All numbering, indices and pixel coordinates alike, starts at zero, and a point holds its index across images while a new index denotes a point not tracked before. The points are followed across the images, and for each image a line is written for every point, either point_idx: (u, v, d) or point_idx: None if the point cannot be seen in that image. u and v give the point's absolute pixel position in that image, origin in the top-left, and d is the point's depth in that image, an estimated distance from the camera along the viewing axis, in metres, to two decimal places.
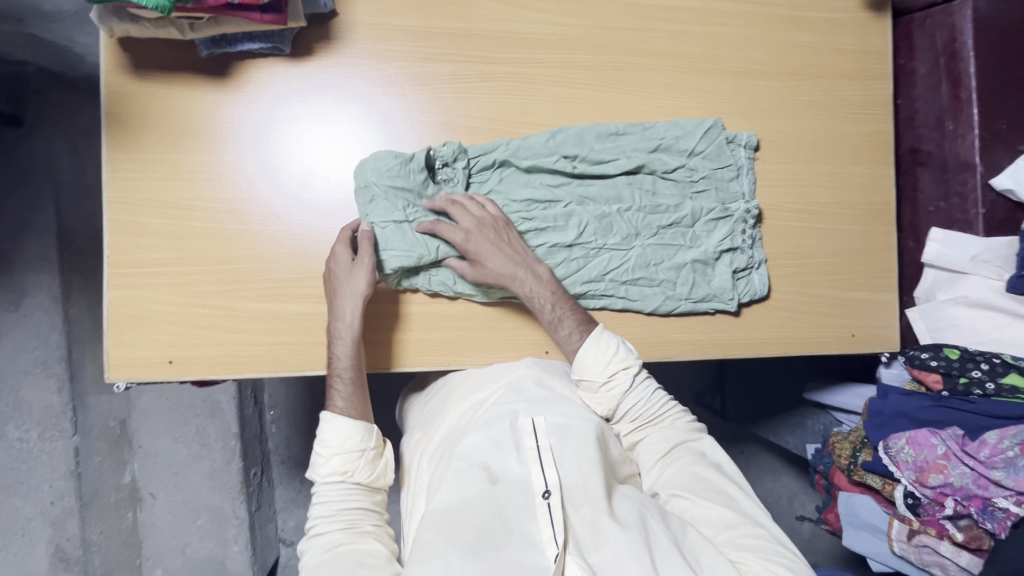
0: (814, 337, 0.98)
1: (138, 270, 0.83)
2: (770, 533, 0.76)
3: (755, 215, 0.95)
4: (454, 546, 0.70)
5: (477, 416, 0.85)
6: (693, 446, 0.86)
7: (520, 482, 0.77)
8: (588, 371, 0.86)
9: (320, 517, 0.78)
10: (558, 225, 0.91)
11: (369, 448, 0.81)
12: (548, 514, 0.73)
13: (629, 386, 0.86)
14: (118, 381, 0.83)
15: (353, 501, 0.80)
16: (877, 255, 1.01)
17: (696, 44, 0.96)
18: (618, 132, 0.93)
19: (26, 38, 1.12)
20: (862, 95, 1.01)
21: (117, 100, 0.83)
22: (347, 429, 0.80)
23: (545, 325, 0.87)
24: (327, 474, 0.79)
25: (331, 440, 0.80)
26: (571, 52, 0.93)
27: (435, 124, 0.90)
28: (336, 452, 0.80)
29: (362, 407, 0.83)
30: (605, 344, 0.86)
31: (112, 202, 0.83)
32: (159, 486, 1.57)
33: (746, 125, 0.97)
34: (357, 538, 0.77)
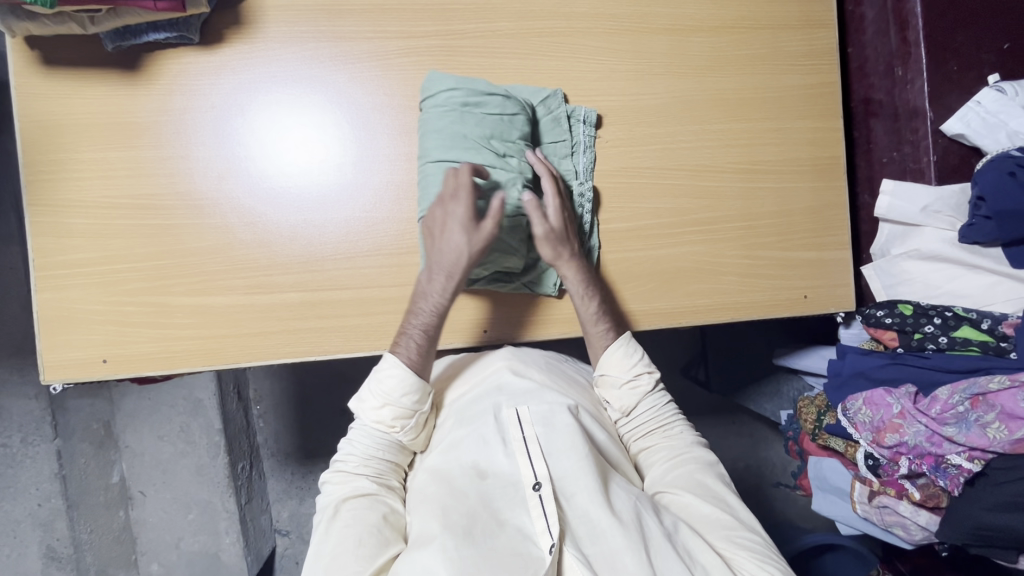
0: (764, 300, 0.96)
1: (65, 272, 0.83)
2: (764, 536, 0.76)
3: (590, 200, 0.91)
4: (451, 537, 0.68)
5: (458, 407, 0.84)
6: (697, 454, 0.85)
7: (510, 476, 0.76)
8: (613, 370, 0.88)
9: (357, 457, 0.80)
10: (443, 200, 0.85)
11: (420, 411, 0.81)
12: (541, 506, 0.72)
13: (650, 390, 0.89)
14: (56, 382, 0.83)
15: (389, 451, 0.82)
16: (828, 212, 0.97)
17: (625, 3, 0.92)
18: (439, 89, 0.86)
19: None
20: (806, 45, 0.96)
21: (29, 100, 0.82)
22: (408, 383, 0.80)
23: (584, 320, 0.88)
24: (376, 420, 0.81)
25: (388, 390, 0.80)
26: (493, 20, 0.90)
27: (341, 99, 0.88)
28: (391, 404, 0.80)
29: (425, 364, 0.82)
30: (634, 348, 0.88)
31: (33, 205, 0.82)
32: (148, 484, 1.61)
33: (684, 84, 0.94)
34: (385, 491, 0.79)
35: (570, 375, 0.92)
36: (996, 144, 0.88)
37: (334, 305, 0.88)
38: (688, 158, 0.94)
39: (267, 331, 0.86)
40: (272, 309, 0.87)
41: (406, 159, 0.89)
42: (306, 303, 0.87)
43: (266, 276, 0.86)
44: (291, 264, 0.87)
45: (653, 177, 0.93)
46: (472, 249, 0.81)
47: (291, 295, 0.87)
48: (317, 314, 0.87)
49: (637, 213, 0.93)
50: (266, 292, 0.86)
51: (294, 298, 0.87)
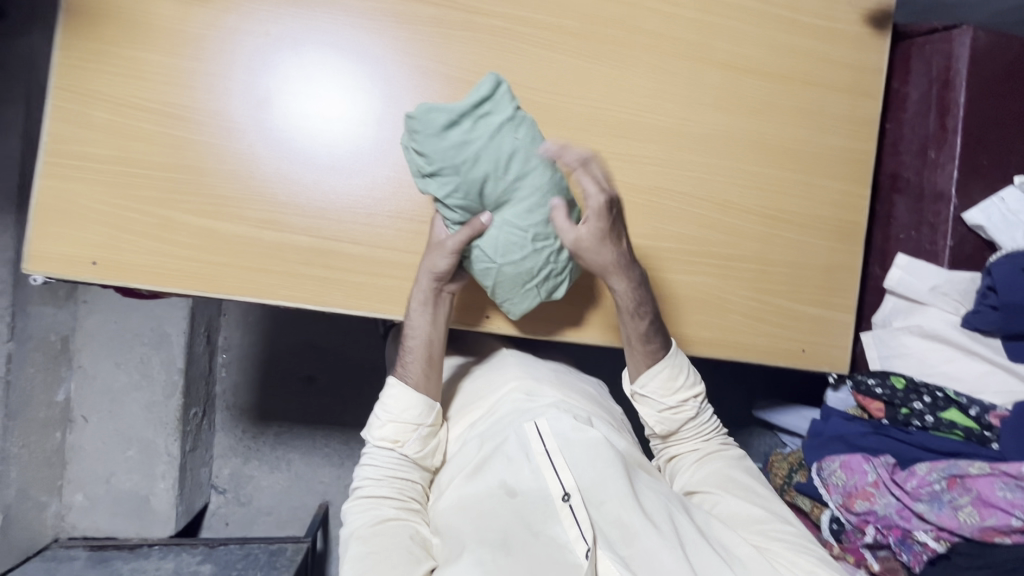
0: (762, 346, 0.96)
1: (76, 165, 0.79)
2: (799, 530, 0.79)
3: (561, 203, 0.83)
4: (485, 549, 0.69)
5: (484, 430, 0.84)
6: (728, 455, 0.90)
7: (539, 490, 0.74)
8: (652, 390, 0.89)
9: (370, 483, 0.81)
10: (512, 248, 0.82)
11: (424, 424, 0.84)
12: (573, 515, 0.72)
13: (693, 413, 0.91)
14: (35, 274, 0.79)
15: (402, 470, 0.83)
16: (841, 275, 0.99)
17: (688, 30, 0.94)
18: (448, 135, 0.74)
19: None
20: (851, 111, 0.99)
21: None
22: (409, 400, 0.84)
23: (631, 334, 0.88)
24: (380, 438, 0.83)
25: (393, 408, 0.83)
26: (559, 16, 0.90)
27: (394, 57, 0.87)
28: (392, 420, 0.84)
29: (429, 383, 0.86)
30: (678, 362, 0.90)
31: (60, 90, 0.79)
32: (92, 411, 1.60)
33: (728, 120, 0.95)
34: (408, 514, 0.80)
35: (579, 390, 0.93)
36: (1011, 242, 0.90)
37: (343, 258, 0.86)
38: (718, 193, 0.95)
39: (268, 269, 0.84)
40: (278, 247, 0.84)
41: None
42: (315, 249, 0.85)
43: (280, 214, 0.84)
44: (308, 208, 0.85)
45: (680, 203, 0.94)
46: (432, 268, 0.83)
47: (301, 238, 0.84)
48: (323, 263, 0.85)
49: (659, 234, 0.94)
50: (276, 230, 0.84)
51: (305, 242, 0.85)
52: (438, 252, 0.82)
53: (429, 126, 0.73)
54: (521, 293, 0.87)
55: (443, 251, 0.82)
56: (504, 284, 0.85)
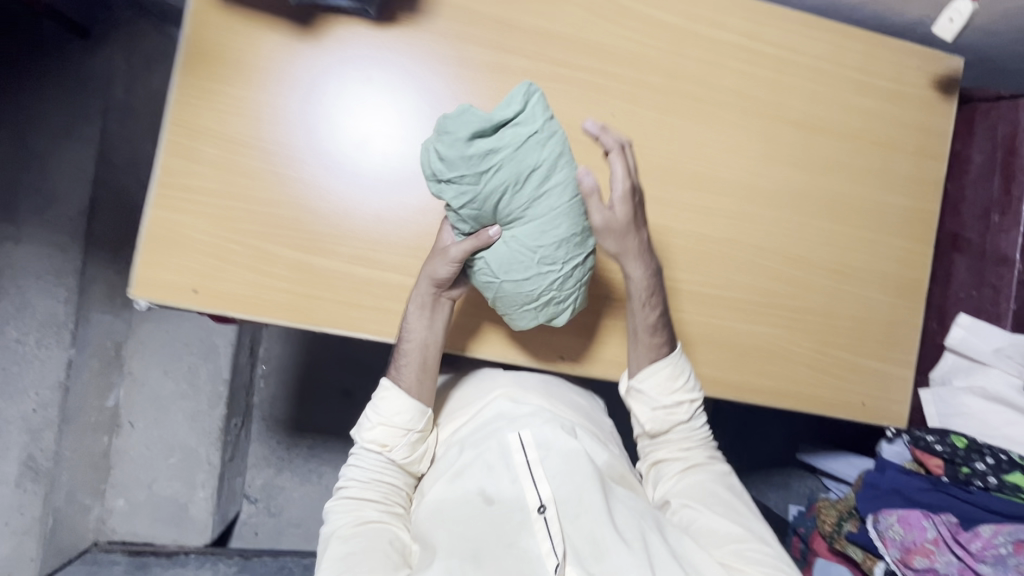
0: (824, 397, 0.99)
1: (185, 196, 0.83)
2: (778, 552, 0.81)
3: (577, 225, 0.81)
4: (457, 556, 0.74)
5: (467, 437, 0.87)
6: (713, 466, 0.92)
7: (516, 499, 0.79)
8: (652, 388, 0.91)
9: (357, 484, 0.86)
10: (519, 266, 0.81)
11: (414, 430, 0.87)
12: (545, 527, 0.76)
13: (688, 416, 0.93)
14: (140, 299, 0.82)
15: (387, 474, 0.87)
16: (902, 331, 1.01)
17: (763, 89, 0.97)
18: (469, 142, 0.74)
19: None
20: (916, 172, 1.02)
21: (200, 28, 0.84)
22: (401, 404, 0.86)
23: (640, 326, 0.89)
24: (370, 440, 0.87)
25: (383, 411, 0.87)
26: (642, 71, 0.94)
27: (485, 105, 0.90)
28: (383, 423, 0.87)
29: (421, 389, 0.88)
30: (682, 366, 0.91)
31: (173, 125, 0.83)
32: (140, 417, 1.57)
33: (799, 176, 0.98)
34: (390, 518, 0.84)
35: (570, 401, 0.95)
36: None
37: None
38: (787, 247, 0.98)
39: (357, 303, 0.87)
40: (367, 283, 0.87)
41: None
42: (402, 286, 0.88)
43: (372, 252, 0.87)
44: (398, 247, 0.88)
45: (750, 255, 0.97)
46: (434, 277, 0.83)
47: (390, 275, 0.88)
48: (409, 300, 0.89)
49: (729, 284, 0.96)
50: (367, 266, 0.87)
51: (393, 279, 0.88)
52: (443, 260, 0.82)
53: (450, 135, 0.74)
54: (525, 310, 0.85)
55: (439, 266, 0.83)
56: (505, 299, 0.85)
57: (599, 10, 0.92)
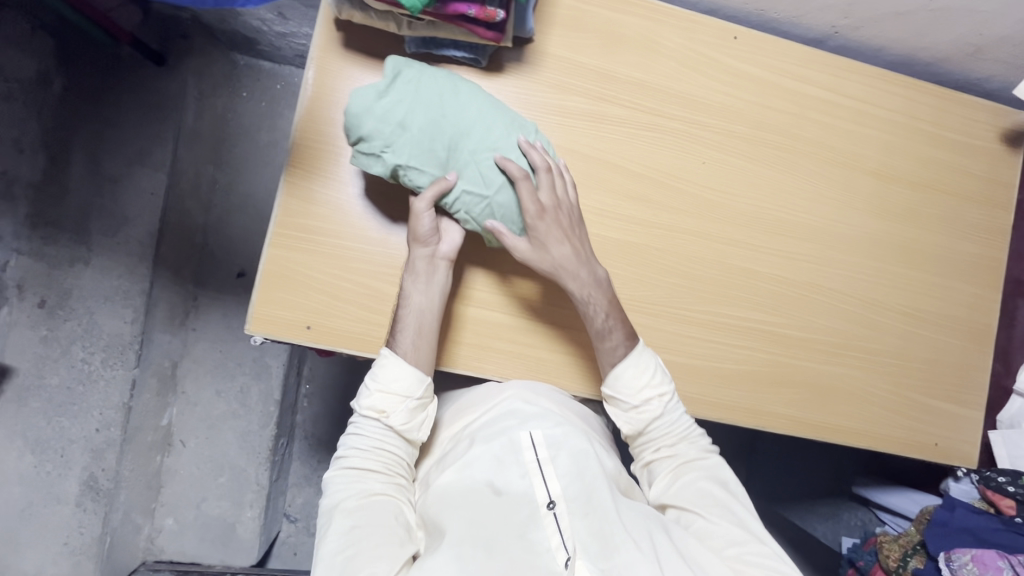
0: (898, 437, 1.02)
1: (301, 235, 0.86)
2: (778, 552, 0.78)
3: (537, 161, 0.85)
4: (467, 546, 0.72)
5: (480, 430, 0.85)
6: (707, 463, 0.87)
7: (524, 494, 0.77)
8: (625, 389, 0.88)
9: (358, 453, 0.80)
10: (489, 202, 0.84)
11: (412, 398, 0.82)
12: (555, 523, 0.75)
13: (662, 412, 0.87)
14: (255, 334, 0.85)
15: (387, 443, 0.82)
16: (971, 373, 1.04)
17: (842, 140, 1.02)
18: (376, 98, 0.79)
19: None
20: (985, 220, 1.06)
21: (321, 74, 0.87)
22: (402, 372, 0.81)
23: (594, 332, 0.88)
24: (367, 408, 0.81)
25: (381, 378, 0.82)
26: (731, 122, 0.98)
27: (583, 151, 0.94)
28: (381, 390, 0.82)
29: (419, 357, 0.84)
30: (649, 363, 0.88)
31: (291, 165, 0.86)
32: (191, 436, 1.56)
33: (875, 223, 1.02)
34: (395, 490, 0.80)
35: (577, 407, 0.93)
36: None
37: (523, 332, 0.93)
38: (863, 290, 1.02)
39: (460, 340, 0.91)
40: (471, 321, 0.91)
41: (624, 219, 0.95)
42: (503, 324, 0.92)
43: (476, 292, 0.91)
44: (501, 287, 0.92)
45: (830, 298, 1.01)
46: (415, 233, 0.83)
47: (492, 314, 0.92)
48: (509, 339, 0.92)
49: (809, 326, 1.00)
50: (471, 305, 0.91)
51: (495, 318, 0.92)
52: (416, 216, 0.82)
53: (364, 102, 0.79)
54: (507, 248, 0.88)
55: (418, 213, 0.82)
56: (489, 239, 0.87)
57: (692, 63, 0.97)
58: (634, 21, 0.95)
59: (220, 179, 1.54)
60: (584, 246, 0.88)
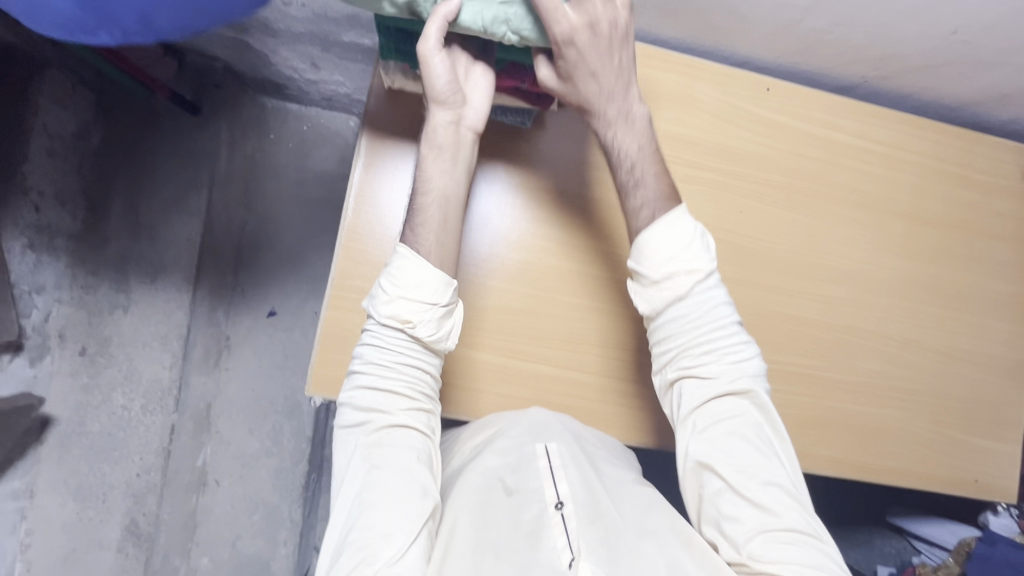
0: (939, 475, 1.03)
1: (356, 296, 0.88)
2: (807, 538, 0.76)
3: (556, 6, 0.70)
4: (476, 546, 0.74)
5: (499, 440, 0.84)
6: (739, 415, 0.82)
7: (534, 494, 0.79)
8: (659, 229, 0.84)
9: (374, 367, 0.76)
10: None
11: (436, 305, 0.77)
12: (562, 525, 0.75)
13: (690, 293, 0.85)
14: (315, 395, 0.88)
15: (409, 355, 0.77)
16: (1007, 409, 1.06)
17: (874, 186, 1.05)
18: None
19: (235, 42, 1.26)
20: (1015, 258, 1.09)
21: (373, 140, 0.90)
22: (420, 274, 0.76)
23: (624, 181, 0.87)
24: (387, 315, 0.76)
25: (400, 283, 0.76)
26: (766, 171, 1.01)
27: None
28: (401, 296, 0.76)
29: (441, 259, 0.80)
30: (688, 220, 0.85)
31: (347, 230, 0.89)
32: (225, 474, 1.58)
33: (908, 265, 1.05)
34: (415, 409, 0.77)
35: (602, 436, 0.92)
36: None
37: (571, 383, 0.94)
38: (899, 331, 1.04)
39: (511, 393, 0.93)
40: (521, 375, 0.93)
41: None
42: (551, 377, 0.94)
43: (525, 346, 0.93)
44: (549, 339, 0.94)
45: (867, 340, 1.03)
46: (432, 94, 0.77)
47: (541, 367, 0.93)
48: (558, 391, 0.94)
49: (848, 368, 1.02)
50: (521, 359, 0.93)
51: (544, 371, 0.93)
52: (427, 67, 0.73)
53: None
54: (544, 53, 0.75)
55: (428, 56, 0.72)
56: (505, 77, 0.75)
57: (727, 115, 1.00)
58: (671, 77, 0.98)
59: (249, 223, 1.61)
60: (622, 77, 0.81)
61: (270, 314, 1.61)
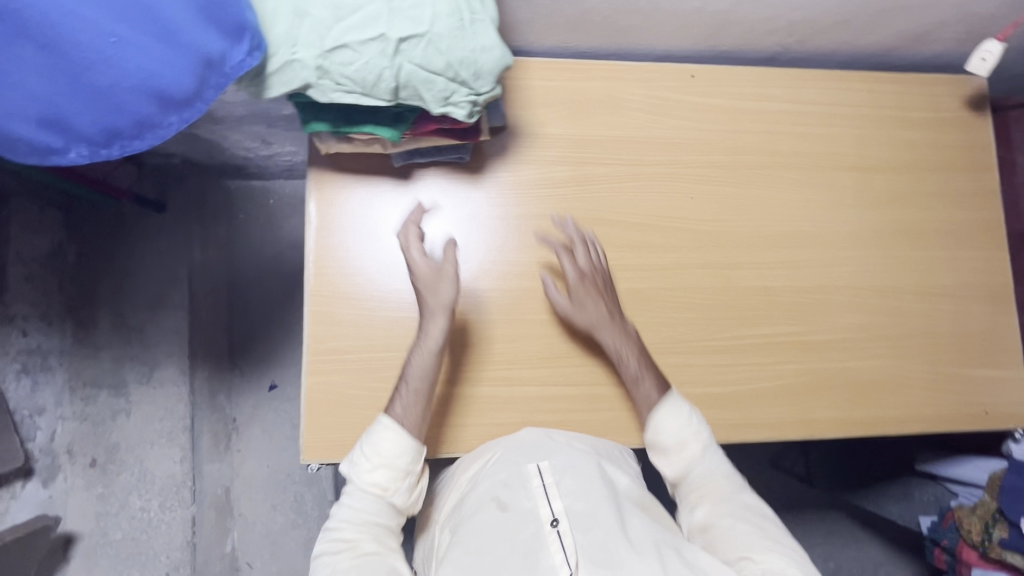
0: (948, 414, 1.02)
1: (334, 357, 0.90)
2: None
3: (451, 37, 0.67)
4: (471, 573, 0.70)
5: (491, 464, 0.84)
6: (740, 498, 0.84)
7: (528, 512, 0.76)
8: (665, 429, 0.87)
9: (347, 528, 0.79)
10: (413, 24, 0.66)
11: (412, 473, 0.82)
12: (559, 540, 0.73)
13: (701, 453, 0.87)
14: (311, 462, 0.88)
15: (382, 517, 0.80)
16: (1002, 334, 1.06)
17: (818, 145, 1.06)
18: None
19: (188, 137, 1.31)
20: (973, 185, 1.09)
21: (322, 205, 0.93)
22: (403, 443, 0.81)
23: (628, 379, 0.91)
24: (369, 483, 0.80)
25: (383, 451, 0.80)
26: (709, 153, 1.03)
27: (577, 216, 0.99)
28: (383, 466, 0.81)
29: (419, 425, 0.84)
30: (685, 415, 0.88)
31: (313, 296, 0.91)
32: (257, 555, 1.57)
33: (868, 214, 1.06)
34: (385, 552, 0.78)
35: (599, 442, 0.91)
36: None
37: (561, 399, 0.95)
38: (874, 280, 1.04)
39: (504, 421, 0.93)
40: (510, 401, 0.94)
41: (629, 268, 0.99)
42: (540, 396, 0.94)
43: (509, 371, 0.94)
44: (531, 359, 0.95)
45: (846, 295, 1.03)
46: (434, 300, 0.87)
47: (528, 388, 0.94)
48: (549, 408, 0.94)
49: (832, 326, 1.02)
50: (507, 385, 0.94)
51: (531, 392, 0.94)
52: (443, 279, 0.87)
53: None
54: (434, 85, 0.71)
55: (411, 248, 0.88)
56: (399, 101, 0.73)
57: (659, 109, 1.03)
58: (597, 84, 1.01)
59: (235, 299, 1.64)
60: (615, 307, 0.93)
61: (271, 388, 1.60)
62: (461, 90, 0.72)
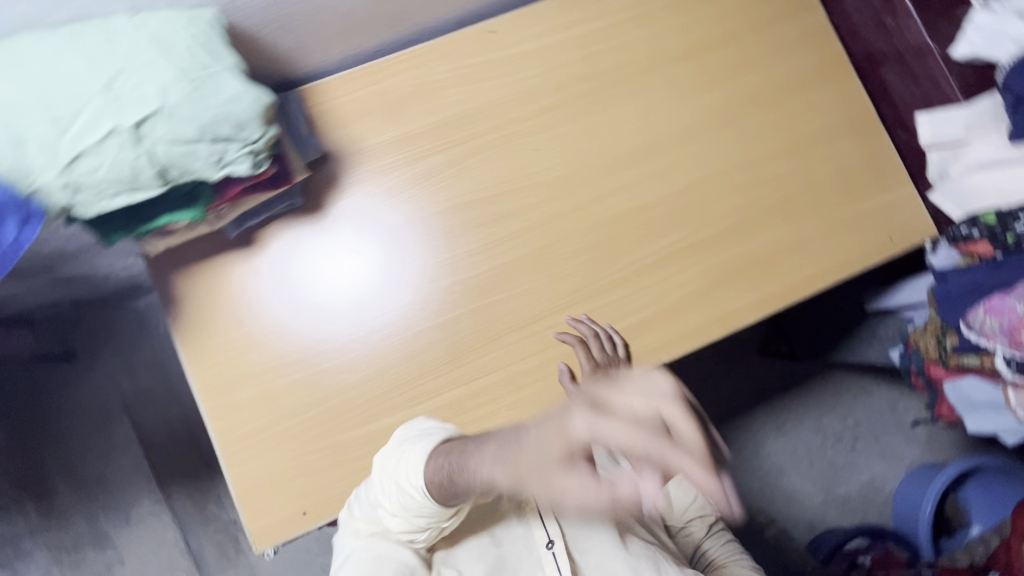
0: (857, 254, 1.02)
1: (248, 442, 0.89)
2: None
3: (191, 101, 0.66)
4: None
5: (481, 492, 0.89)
6: None
7: (523, 539, 0.84)
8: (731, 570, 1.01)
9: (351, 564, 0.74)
10: (144, 105, 0.64)
11: (433, 528, 0.71)
12: (553, 562, 0.81)
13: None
14: (267, 549, 0.87)
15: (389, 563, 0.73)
16: (878, 159, 1.06)
17: (639, 49, 1.04)
18: None
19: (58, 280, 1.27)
20: (800, 29, 1.08)
21: (178, 303, 0.90)
22: (426, 509, 0.67)
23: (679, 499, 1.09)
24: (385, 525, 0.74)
25: (403, 503, 0.69)
26: (537, 100, 1.01)
27: (433, 211, 0.98)
28: (405, 516, 0.70)
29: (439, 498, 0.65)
30: None
31: (205, 393, 0.89)
32: None
33: (712, 97, 1.05)
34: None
35: None
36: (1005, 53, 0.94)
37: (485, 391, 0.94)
38: (740, 157, 1.04)
39: None
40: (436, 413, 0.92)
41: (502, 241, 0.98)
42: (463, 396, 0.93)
43: (423, 386, 0.93)
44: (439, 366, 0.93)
45: (719, 182, 1.02)
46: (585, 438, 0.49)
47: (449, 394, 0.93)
48: (477, 404, 0.93)
49: (717, 216, 1.01)
50: (427, 400, 0.92)
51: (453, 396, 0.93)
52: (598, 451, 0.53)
53: None
54: (201, 152, 0.68)
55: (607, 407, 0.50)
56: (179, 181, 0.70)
57: (471, 76, 1.00)
58: (399, 78, 0.99)
59: None
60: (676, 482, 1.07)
61: None
62: (232, 146, 0.70)
